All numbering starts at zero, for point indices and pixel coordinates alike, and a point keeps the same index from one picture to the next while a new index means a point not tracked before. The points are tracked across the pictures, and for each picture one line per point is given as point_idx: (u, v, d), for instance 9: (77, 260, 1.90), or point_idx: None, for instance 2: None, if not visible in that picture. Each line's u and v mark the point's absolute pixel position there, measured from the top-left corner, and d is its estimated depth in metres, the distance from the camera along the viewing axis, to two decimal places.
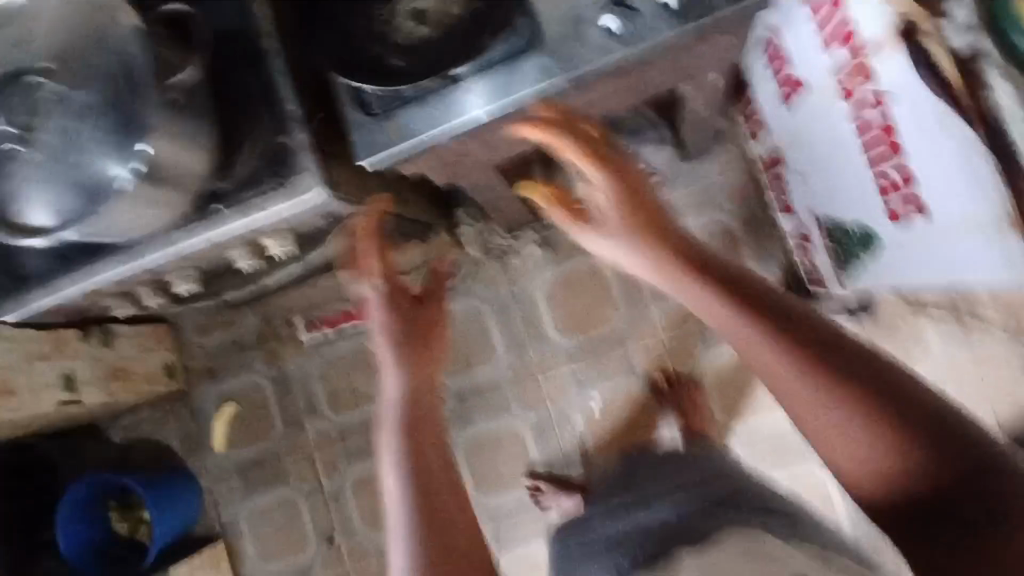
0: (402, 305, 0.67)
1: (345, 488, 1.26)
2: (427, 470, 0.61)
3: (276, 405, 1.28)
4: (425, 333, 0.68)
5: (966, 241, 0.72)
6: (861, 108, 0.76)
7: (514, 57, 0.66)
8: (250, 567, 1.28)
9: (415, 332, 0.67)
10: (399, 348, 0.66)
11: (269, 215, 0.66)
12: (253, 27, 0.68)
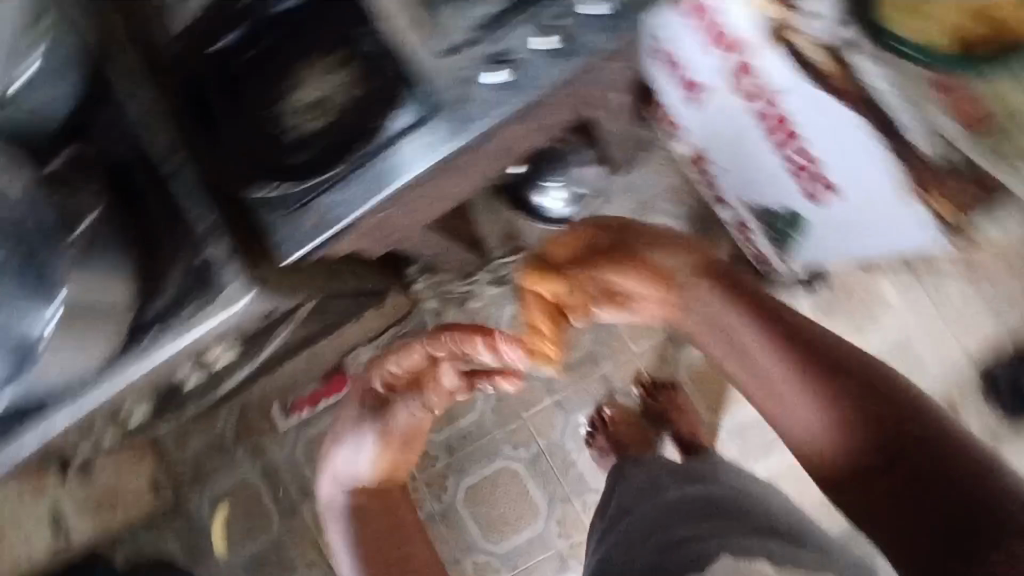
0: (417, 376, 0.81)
1: None
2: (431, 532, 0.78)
3: (269, 496, 1.27)
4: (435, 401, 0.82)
5: (895, 209, 0.67)
6: (759, 104, 0.69)
7: (411, 129, 0.68)
8: None
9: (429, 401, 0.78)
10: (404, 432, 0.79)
11: (201, 331, 0.66)
12: (148, 157, 0.70)
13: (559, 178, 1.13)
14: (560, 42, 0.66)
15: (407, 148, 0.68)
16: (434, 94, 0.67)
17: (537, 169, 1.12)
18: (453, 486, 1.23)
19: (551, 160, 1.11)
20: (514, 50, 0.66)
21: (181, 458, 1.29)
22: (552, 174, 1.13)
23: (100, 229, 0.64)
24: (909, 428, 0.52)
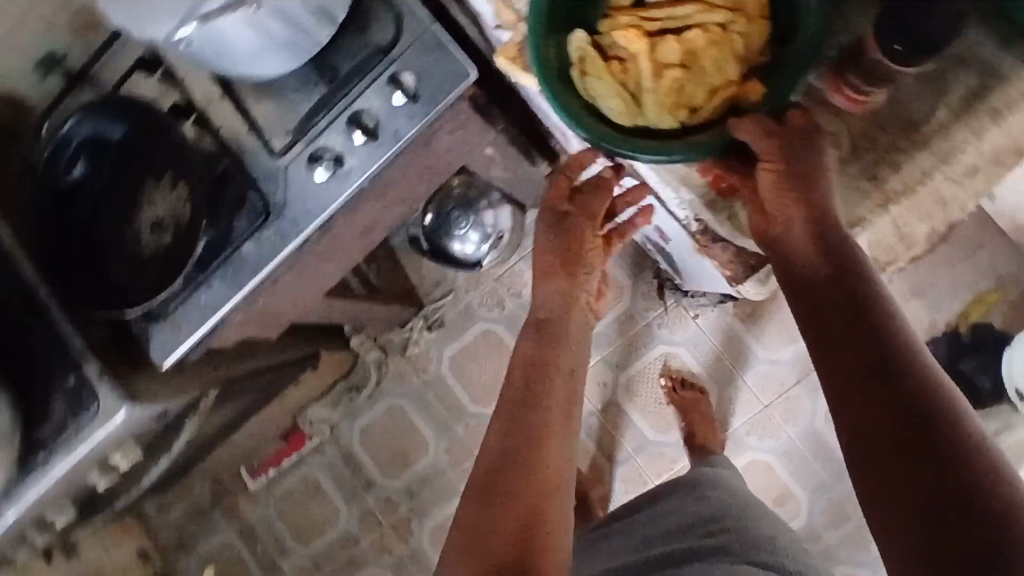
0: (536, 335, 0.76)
1: None
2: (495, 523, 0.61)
3: (249, 554, 1.33)
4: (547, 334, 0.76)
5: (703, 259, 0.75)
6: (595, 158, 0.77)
7: (256, 228, 0.71)
8: None
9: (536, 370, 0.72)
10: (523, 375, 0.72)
11: (89, 444, 0.71)
12: (21, 287, 0.73)
13: (464, 225, 1.12)
14: (374, 133, 0.68)
15: (251, 251, 0.71)
16: (272, 194, 0.71)
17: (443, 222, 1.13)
18: (418, 530, 1.26)
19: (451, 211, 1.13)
20: (334, 147, 0.69)
21: (166, 527, 1.36)
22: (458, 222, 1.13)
23: None
24: (876, 346, 0.53)
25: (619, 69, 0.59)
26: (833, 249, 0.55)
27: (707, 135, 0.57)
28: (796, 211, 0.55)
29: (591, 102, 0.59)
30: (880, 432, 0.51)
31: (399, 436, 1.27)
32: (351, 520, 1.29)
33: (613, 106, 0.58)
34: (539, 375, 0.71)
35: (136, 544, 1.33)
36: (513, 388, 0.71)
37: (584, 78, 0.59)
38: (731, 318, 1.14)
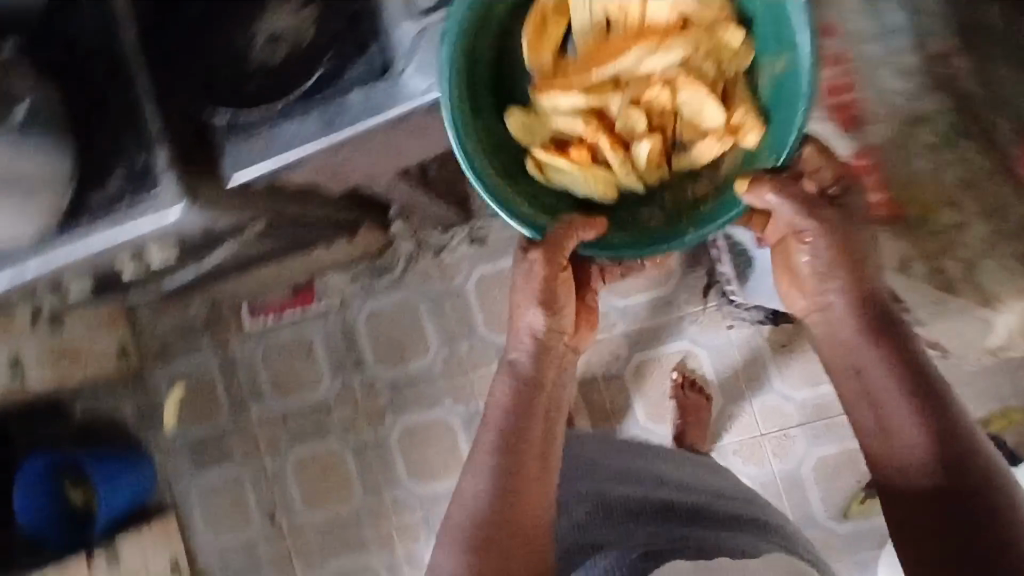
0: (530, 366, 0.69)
1: (285, 470, 1.32)
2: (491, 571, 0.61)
3: (222, 385, 1.34)
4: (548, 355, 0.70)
5: None
6: None
7: (369, 80, 0.67)
8: (199, 537, 1.35)
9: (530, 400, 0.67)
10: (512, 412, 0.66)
11: (135, 227, 0.70)
12: (116, 48, 0.70)
13: None
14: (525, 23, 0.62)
15: (356, 99, 0.67)
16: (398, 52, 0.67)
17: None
18: (390, 424, 1.27)
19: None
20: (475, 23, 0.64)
21: (151, 333, 1.36)
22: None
23: (45, 109, 0.65)
24: (957, 452, 0.52)
25: (583, 153, 0.66)
26: (878, 312, 0.60)
27: (708, 203, 0.67)
28: (847, 273, 0.61)
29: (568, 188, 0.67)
30: (938, 459, 0.52)
31: (403, 330, 1.27)
32: (330, 391, 1.30)
33: (592, 189, 0.67)
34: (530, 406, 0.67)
35: (118, 338, 1.34)
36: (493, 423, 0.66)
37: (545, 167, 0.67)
38: (763, 340, 1.13)
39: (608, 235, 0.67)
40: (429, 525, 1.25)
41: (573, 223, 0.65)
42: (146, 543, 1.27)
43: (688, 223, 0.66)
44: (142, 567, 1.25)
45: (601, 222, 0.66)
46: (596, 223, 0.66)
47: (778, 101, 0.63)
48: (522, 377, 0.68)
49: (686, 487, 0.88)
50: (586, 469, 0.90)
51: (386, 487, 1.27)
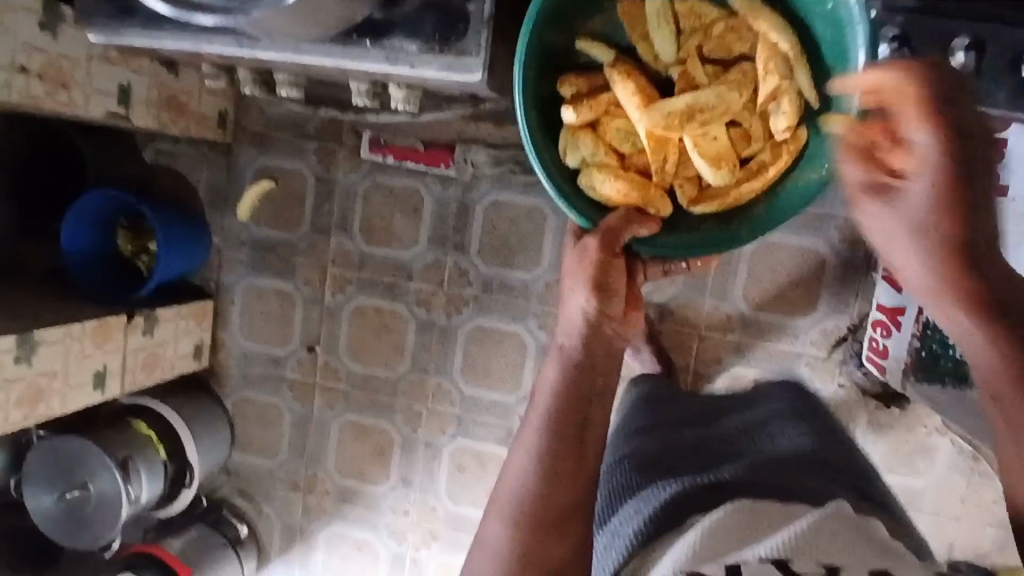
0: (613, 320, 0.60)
1: (342, 310, 1.26)
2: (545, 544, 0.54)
3: (311, 200, 1.24)
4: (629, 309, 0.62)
5: None
6: None
7: None
8: (229, 333, 1.31)
9: (573, 397, 0.57)
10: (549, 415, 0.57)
11: (417, 72, 0.57)
12: None
13: None
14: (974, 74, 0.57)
15: None
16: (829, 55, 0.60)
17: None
18: (464, 317, 1.21)
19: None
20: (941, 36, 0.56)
21: (256, 113, 1.23)
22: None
23: None
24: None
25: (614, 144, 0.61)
26: (963, 209, 0.50)
27: (758, 205, 0.61)
28: (962, 224, 0.50)
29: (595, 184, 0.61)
30: (988, 357, 0.52)
31: (519, 236, 1.17)
32: (419, 258, 1.22)
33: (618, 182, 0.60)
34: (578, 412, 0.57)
35: (222, 104, 1.20)
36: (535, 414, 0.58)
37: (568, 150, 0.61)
38: (864, 411, 1.11)
39: (656, 234, 0.60)
40: (460, 424, 1.23)
41: (629, 213, 0.60)
42: (182, 322, 1.22)
43: (739, 222, 0.61)
44: (172, 342, 1.21)
45: (656, 223, 0.60)
46: (648, 219, 0.59)
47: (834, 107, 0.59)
48: (569, 359, 0.59)
49: (763, 435, 0.82)
50: (649, 422, 0.89)
51: (435, 372, 1.23)
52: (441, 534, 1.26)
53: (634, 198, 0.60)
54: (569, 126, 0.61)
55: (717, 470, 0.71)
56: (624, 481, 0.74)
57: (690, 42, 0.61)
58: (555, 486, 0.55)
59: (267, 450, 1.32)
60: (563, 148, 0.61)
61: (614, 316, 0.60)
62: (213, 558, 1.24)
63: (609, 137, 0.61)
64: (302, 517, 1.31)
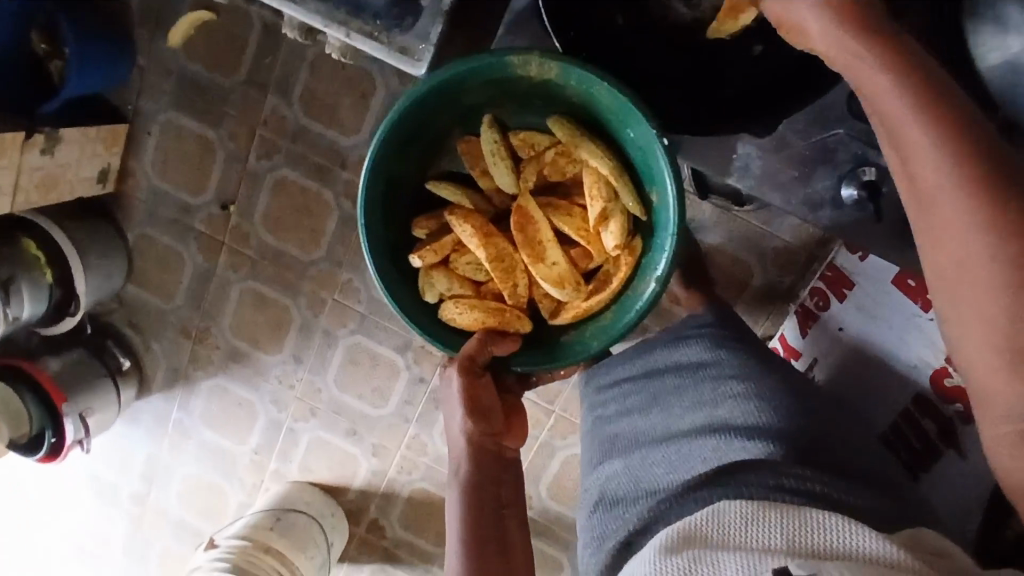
0: (490, 423, 0.76)
1: (264, 177, 1.18)
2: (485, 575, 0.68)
3: (254, 50, 1.11)
4: (507, 419, 0.78)
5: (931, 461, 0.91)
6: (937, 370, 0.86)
7: None
8: (139, 166, 1.21)
9: (483, 451, 0.76)
10: (469, 457, 0.75)
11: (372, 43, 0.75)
12: None
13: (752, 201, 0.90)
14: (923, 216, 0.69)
15: None
16: None
17: None
18: None
19: (845, 165, 0.74)
20: None
21: None
22: (871, 168, 0.73)
23: None
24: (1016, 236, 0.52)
25: (463, 270, 0.77)
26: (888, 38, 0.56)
27: (606, 313, 0.76)
28: (888, 47, 0.55)
29: (452, 319, 0.76)
30: (968, 223, 0.53)
31: None
32: (357, 149, 1.13)
33: (468, 314, 0.75)
34: (491, 461, 0.77)
35: None
36: (454, 482, 0.75)
37: (425, 288, 0.77)
38: None
39: (517, 349, 0.76)
40: (362, 322, 1.23)
41: (485, 337, 0.74)
42: (87, 147, 1.11)
43: (591, 328, 0.76)
44: (75, 165, 1.11)
45: (513, 342, 0.75)
46: (505, 342, 0.75)
47: (660, 224, 0.72)
48: (460, 465, 0.75)
49: (719, 431, 0.71)
50: (606, 447, 0.81)
51: (348, 268, 1.20)
52: (320, 414, 1.30)
53: (490, 324, 0.75)
54: (423, 268, 0.77)
55: (673, 486, 0.67)
56: (601, 527, 0.71)
57: (529, 169, 0.77)
58: (475, 525, 0.71)
59: (164, 291, 1.28)
60: (423, 287, 0.77)
61: (494, 430, 0.77)
62: (88, 385, 1.24)
63: (461, 269, 0.77)
64: (188, 363, 1.32)
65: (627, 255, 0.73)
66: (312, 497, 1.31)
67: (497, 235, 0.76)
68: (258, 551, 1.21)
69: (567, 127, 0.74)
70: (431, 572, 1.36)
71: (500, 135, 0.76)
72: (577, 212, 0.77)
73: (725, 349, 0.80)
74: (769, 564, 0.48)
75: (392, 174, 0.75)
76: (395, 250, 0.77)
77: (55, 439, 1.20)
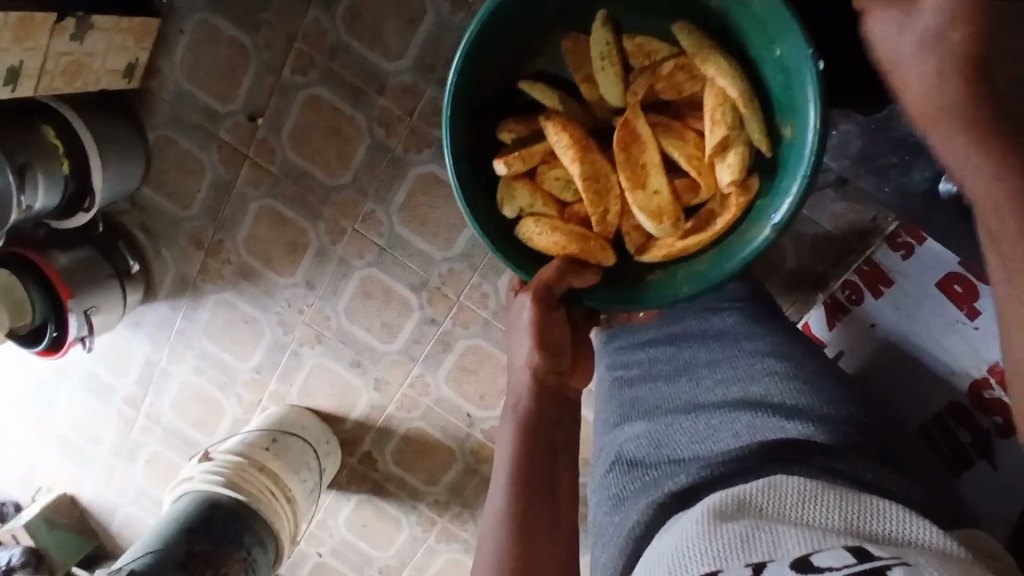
0: (556, 359, 0.72)
1: (297, 93, 1.13)
2: (524, 516, 0.66)
3: None
4: (578, 360, 0.74)
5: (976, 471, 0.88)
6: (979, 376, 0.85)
7: None
8: (168, 63, 1.16)
9: (545, 389, 0.73)
10: (529, 394, 0.73)
11: None
12: None
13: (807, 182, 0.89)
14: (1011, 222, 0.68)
15: None
16: None
17: (867, 132, 0.75)
18: (422, 158, 1.12)
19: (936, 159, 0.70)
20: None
21: None
22: None
23: None
24: None
25: (551, 182, 0.69)
26: None
27: (704, 257, 0.66)
28: None
29: (531, 238, 0.68)
30: None
31: None
32: (397, 75, 1.09)
33: (552, 235, 0.67)
34: (552, 402, 0.73)
35: None
36: (511, 416, 0.73)
37: (504, 199, 0.69)
38: None
39: (595, 287, 0.67)
40: (380, 256, 1.20)
41: (564, 265, 0.66)
42: (117, 36, 1.06)
43: (685, 272, 0.66)
44: (102, 54, 1.06)
45: (593, 277, 0.66)
46: (584, 275, 0.66)
47: (788, 161, 0.61)
48: (519, 402, 0.73)
49: (755, 404, 0.70)
50: (627, 410, 0.79)
51: (373, 199, 1.17)
52: (326, 341, 1.29)
53: (571, 251, 0.67)
54: (505, 178, 0.69)
55: (705, 455, 0.65)
56: (619, 488, 0.70)
57: (641, 79, 0.67)
58: (523, 464, 0.69)
59: (180, 197, 1.25)
60: (502, 199, 0.69)
61: (561, 368, 0.73)
62: (95, 283, 1.21)
63: (547, 185, 0.69)
64: (198, 273, 1.29)
65: (741, 195, 0.63)
66: (309, 423, 1.31)
67: (594, 152, 0.67)
68: (253, 469, 1.20)
69: (695, 39, 0.64)
70: (418, 509, 1.38)
71: (613, 36, 0.67)
72: (690, 136, 0.67)
73: (762, 330, 0.79)
74: (837, 540, 0.45)
75: (479, 73, 0.67)
76: (477, 154, 0.70)
77: (58, 334, 1.19)
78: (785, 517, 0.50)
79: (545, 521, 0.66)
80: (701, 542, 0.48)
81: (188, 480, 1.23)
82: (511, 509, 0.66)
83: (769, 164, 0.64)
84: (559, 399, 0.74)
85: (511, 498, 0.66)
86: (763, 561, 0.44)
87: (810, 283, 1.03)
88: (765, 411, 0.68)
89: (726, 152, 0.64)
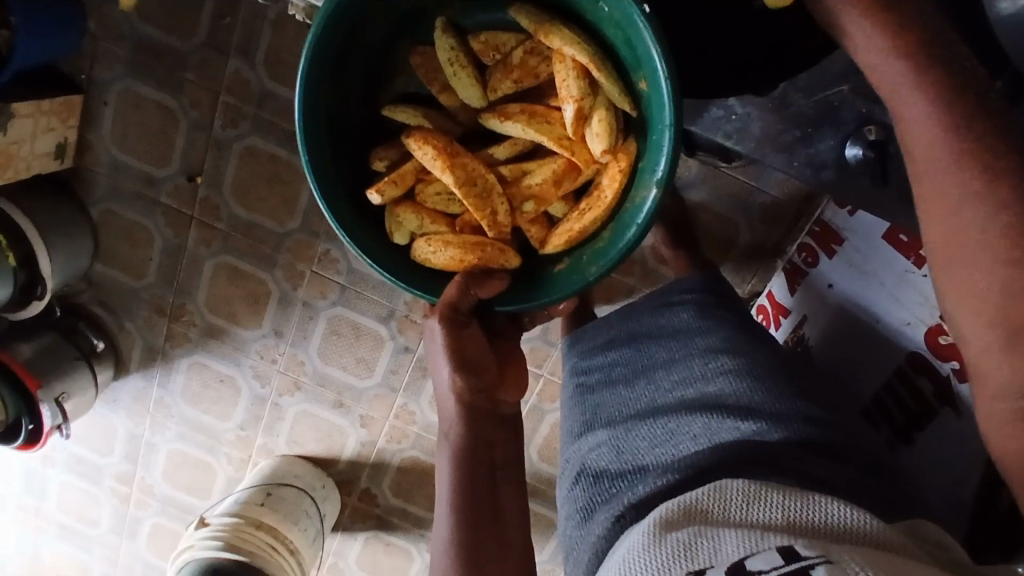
0: (478, 378, 0.72)
1: (231, 146, 1.12)
2: (472, 541, 0.66)
3: (211, 10, 1.05)
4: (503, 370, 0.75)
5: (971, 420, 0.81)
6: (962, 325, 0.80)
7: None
8: (98, 136, 1.15)
9: (473, 409, 0.72)
10: (460, 414, 0.72)
11: None
12: None
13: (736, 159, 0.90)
14: None
15: None
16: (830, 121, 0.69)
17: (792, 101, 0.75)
18: None
19: (849, 124, 0.70)
20: None
21: None
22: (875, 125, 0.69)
23: None
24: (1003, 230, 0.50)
25: (433, 199, 0.71)
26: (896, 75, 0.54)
27: (604, 235, 0.67)
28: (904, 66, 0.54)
29: (426, 258, 0.68)
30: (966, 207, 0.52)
31: None
32: None
33: (447, 253, 0.68)
34: (483, 418, 0.73)
35: None
36: (444, 441, 0.72)
37: (392, 229, 0.70)
38: None
39: (505, 291, 0.68)
40: (343, 293, 1.19)
41: (466, 282, 0.67)
42: (41, 120, 1.05)
43: (588, 252, 0.67)
44: (29, 140, 1.04)
45: (500, 282, 0.68)
46: (489, 283, 0.67)
47: (653, 115, 0.62)
48: (450, 427, 0.72)
49: (711, 404, 0.70)
50: (590, 418, 0.80)
51: (325, 239, 1.16)
52: (305, 387, 1.28)
53: (470, 262, 0.68)
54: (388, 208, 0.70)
55: (666, 464, 0.66)
56: (585, 501, 0.70)
57: (494, 75, 0.69)
58: (465, 489, 0.69)
59: (133, 268, 1.23)
60: (391, 228, 0.70)
61: (487, 386, 0.73)
62: (62, 367, 1.19)
63: (430, 202, 0.71)
64: (165, 340, 1.28)
65: (619, 160, 0.65)
66: (301, 470, 1.30)
67: (462, 155, 0.68)
68: (250, 527, 1.19)
69: (532, 18, 0.66)
70: (425, 536, 1.37)
71: (456, 40, 0.69)
72: (556, 117, 0.69)
73: (712, 321, 0.79)
74: (772, 539, 0.46)
75: (329, 109, 0.67)
76: (353, 193, 0.70)
77: (34, 426, 1.18)
78: (727, 520, 0.51)
79: (494, 543, 0.67)
80: (645, 553, 0.48)
81: (186, 551, 1.21)
82: (458, 535, 0.66)
83: (639, 123, 0.66)
84: (491, 414, 0.74)
85: (453, 533, 0.66)
86: (703, 568, 0.45)
87: (766, 252, 1.03)
88: (722, 411, 0.69)
89: (592, 121, 0.66)
